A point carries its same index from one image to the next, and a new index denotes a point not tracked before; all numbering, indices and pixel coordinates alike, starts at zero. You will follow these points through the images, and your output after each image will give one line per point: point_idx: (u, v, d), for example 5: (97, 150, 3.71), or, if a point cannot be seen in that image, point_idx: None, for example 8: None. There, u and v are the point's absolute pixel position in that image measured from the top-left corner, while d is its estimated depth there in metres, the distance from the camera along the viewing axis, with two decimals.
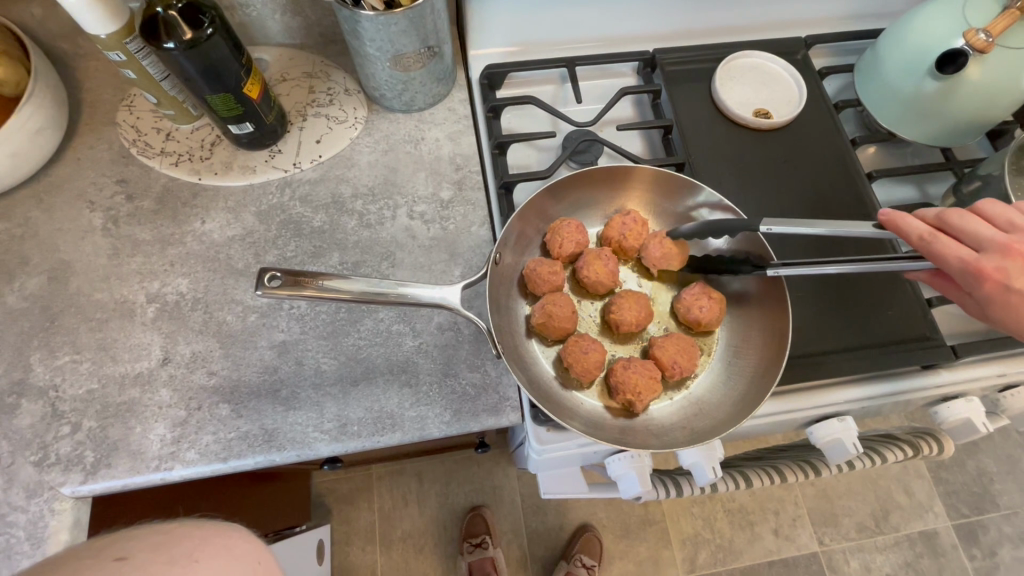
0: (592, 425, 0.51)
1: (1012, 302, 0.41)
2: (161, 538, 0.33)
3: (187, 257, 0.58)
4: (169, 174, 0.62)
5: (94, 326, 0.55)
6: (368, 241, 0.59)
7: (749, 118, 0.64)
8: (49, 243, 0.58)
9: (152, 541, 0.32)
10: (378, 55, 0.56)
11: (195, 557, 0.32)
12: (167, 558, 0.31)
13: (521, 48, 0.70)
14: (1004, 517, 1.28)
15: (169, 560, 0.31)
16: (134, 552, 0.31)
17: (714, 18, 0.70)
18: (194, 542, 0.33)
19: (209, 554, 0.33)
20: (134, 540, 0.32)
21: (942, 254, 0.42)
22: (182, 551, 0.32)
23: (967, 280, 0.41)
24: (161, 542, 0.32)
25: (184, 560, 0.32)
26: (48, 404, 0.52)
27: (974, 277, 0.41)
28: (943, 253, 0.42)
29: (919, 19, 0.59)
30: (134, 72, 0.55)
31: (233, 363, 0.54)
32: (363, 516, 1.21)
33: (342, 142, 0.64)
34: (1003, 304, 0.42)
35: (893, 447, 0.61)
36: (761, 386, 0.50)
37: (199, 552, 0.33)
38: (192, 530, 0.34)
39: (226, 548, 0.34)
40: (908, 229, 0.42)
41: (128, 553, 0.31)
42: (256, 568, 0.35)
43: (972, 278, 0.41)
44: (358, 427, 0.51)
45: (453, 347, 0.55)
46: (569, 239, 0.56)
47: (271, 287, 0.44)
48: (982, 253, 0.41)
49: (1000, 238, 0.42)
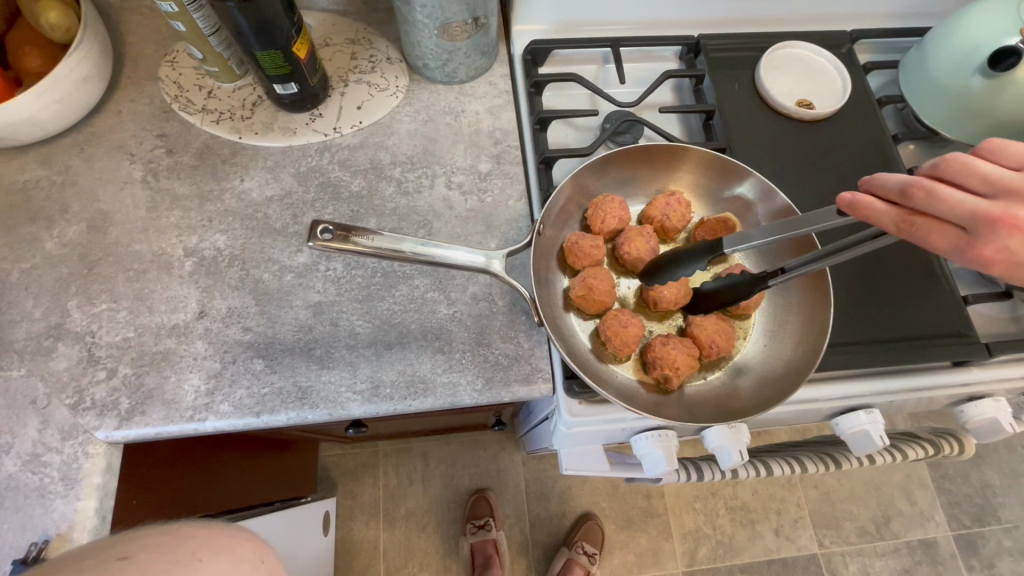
0: (628, 396, 0.51)
1: (972, 242, 0.31)
2: (165, 538, 0.35)
3: (225, 214, 0.59)
4: (209, 131, 0.62)
5: (131, 276, 0.55)
6: (405, 208, 0.60)
7: (792, 107, 0.64)
8: (89, 192, 0.59)
9: (157, 540, 0.34)
10: (427, 22, 0.56)
11: (198, 556, 0.34)
12: (171, 557, 0.33)
13: (565, 25, 0.69)
14: (1005, 530, 1.29)
15: (172, 558, 0.33)
16: (136, 552, 0.33)
17: (760, 8, 0.70)
18: (197, 540, 0.35)
19: (211, 553, 0.35)
20: (141, 540, 0.34)
21: (880, 214, 0.34)
22: (186, 549, 0.34)
23: (970, 235, 0.31)
24: (165, 541, 0.34)
25: (188, 558, 0.34)
26: (84, 349, 0.52)
27: (918, 224, 0.33)
28: (880, 215, 0.34)
29: (976, 15, 0.59)
30: (183, 25, 0.55)
31: (269, 321, 0.54)
32: (368, 492, 1.22)
33: (383, 109, 0.63)
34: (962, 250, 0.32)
35: (915, 445, 0.62)
36: (799, 369, 0.51)
37: (202, 551, 0.35)
38: (196, 530, 0.36)
39: (230, 548, 0.36)
40: (871, 200, 0.34)
41: (131, 553, 0.33)
42: (261, 565, 0.38)
43: (974, 222, 0.31)
44: (390, 390, 0.52)
45: (487, 317, 0.55)
46: (611, 215, 0.56)
47: (322, 240, 0.44)
48: (972, 227, 0.31)
49: (984, 207, 0.31)
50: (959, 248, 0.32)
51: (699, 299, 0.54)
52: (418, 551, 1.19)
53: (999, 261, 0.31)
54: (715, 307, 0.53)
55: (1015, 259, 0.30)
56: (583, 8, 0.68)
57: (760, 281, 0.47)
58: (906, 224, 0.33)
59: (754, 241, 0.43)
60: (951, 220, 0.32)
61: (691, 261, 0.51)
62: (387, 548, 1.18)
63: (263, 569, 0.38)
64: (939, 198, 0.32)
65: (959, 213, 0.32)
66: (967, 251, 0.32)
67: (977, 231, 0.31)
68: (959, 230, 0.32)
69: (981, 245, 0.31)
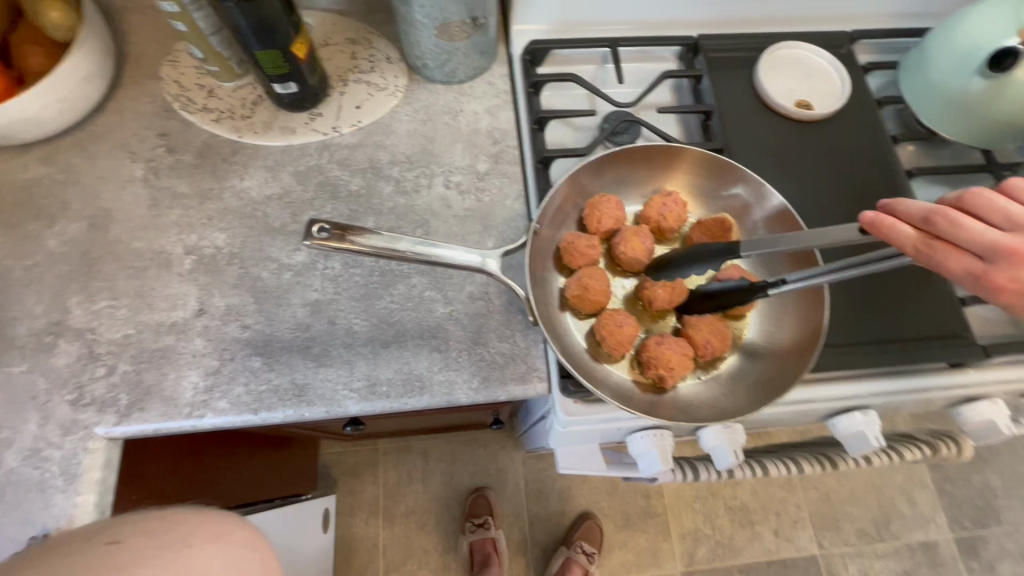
0: (623, 396, 0.52)
1: (988, 271, 0.34)
2: (157, 523, 0.35)
3: (225, 212, 0.59)
4: (209, 130, 0.62)
5: (131, 273, 0.56)
6: (403, 207, 0.60)
7: (791, 108, 0.64)
8: (90, 190, 0.59)
9: (148, 526, 0.35)
10: (426, 22, 0.56)
11: (190, 541, 0.34)
12: (161, 541, 0.34)
13: (564, 26, 0.70)
14: (1006, 533, 1.28)
15: (163, 542, 0.34)
16: (125, 538, 0.33)
17: (759, 8, 0.70)
18: (190, 526, 0.36)
19: (203, 539, 0.35)
20: (133, 525, 0.35)
21: (901, 236, 0.36)
22: (178, 534, 0.35)
23: (986, 264, 0.34)
24: (157, 527, 0.35)
25: (179, 543, 0.34)
26: (85, 345, 0.53)
27: (936, 249, 0.35)
28: (902, 236, 0.36)
29: (972, 18, 0.59)
30: (184, 25, 0.55)
31: (268, 318, 0.55)
32: (368, 490, 1.22)
33: (382, 109, 0.64)
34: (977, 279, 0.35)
35: (912, 446, 0.62)
36: (793, 370, 0.51)
37: (194, 537, 0.35)
38: (188, 516, 0.37)
39: (223, 534, 0.36)
40: (896, 223, 0.36)
41: (122, 538, 0.33)
42: (257, 552, 0.38)
43: (991, 253, 0.34)
44: (387, 388, 0.52)
45: (483, 317, 0.55)
46: (608, 215, 0.56)
47: (318, 238, 0.45)
48: (988, 258, 0.34)
49: (1001, 240, 0.34)
50: (974, 275, 0.34)
51: (693, 301, 0.54)
52: (417, 549, 1.19)
53: (1009, 290, 0.34)
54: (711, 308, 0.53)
55: (1023, 289, 0.34)
56: (583, 9, 0.68)
57: (757, 290, 0.48)
58: (925, 247, 0.35)
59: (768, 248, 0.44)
60: (970, 249, 0.35)
61: (691, 261, 0.51)
62: (386, 546, 1.18)
63: (259, 557, 0.37)
64: (959, 227, 0.35)
65: (978, 243, 0.34)
66: (981, 279, 0.34)
67: (992, 261, 0.34)
68: (975, 258, 0.34)
69: (996, 273, 0.34)
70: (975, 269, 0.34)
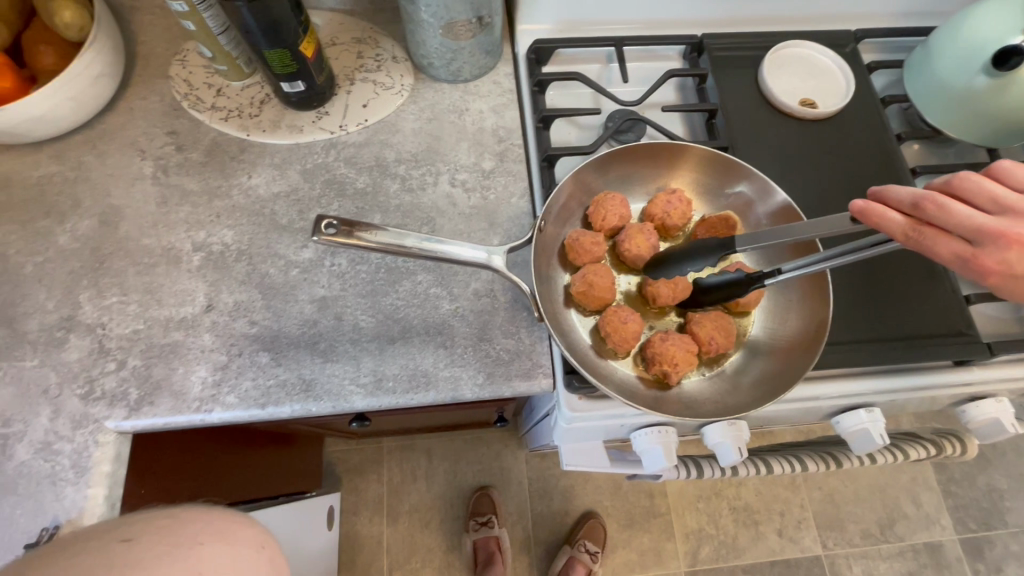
0: (628, 392, 0.52)
1: (976, 254, 0.34)
2: (165, 522, 0.35)
3: (233, 209, 0.60)
4: (217, 129, 0.63)
5: (141, 269, 0.57)
6: (409, 205, 0.60)
7: (795, 106, 0.64)
8: (100, 187, 0.60)
9: (156, 524, 0.35)
10: (432, 21, 0.57)
11: (200, 539, 0.35)
12: (171, 540, 0.34)
13: (569, 25, 0.70)
14: (1012, 534, 1.27)
15: (173, 541, 0.34)
16: (136, 536, 0.33)
17: (764, 8, 0.70)
18: (199, 524, 0.36)
19: (212, 537, 0.35)
20: (143, 523, 0.35)
21: (889, 222, 0.36)
22: (188, 532, 0.35)
23: (973, 247, 0.34)
24: (167, 525, 0.35)
25: (189, 541, 0.34)
26: (95, 340, 0.53)
27: (924, 234, 0.36)
28: (889, 221, 0.36)
29: (978, 16, 0.59)
30: (193, 24, 0.56)
31: (275, 314, 0.55)
32: (372, 487, 1.23)
33: (389, 107, 0.64)
34: (965, 261, 0.35)
35: (916, 445, 0.62)
36: (797, 365, 0.51)
37: (203, 535, 0.35)
38: (196, 515, 0.37)
39: (231, 533, 0.36)
40: (883, 209, 0.36)
41: (132, 536, 0.33)
42: (263, 550, 0.38)
43: (979, 236, 0.34)
44: (393, 383, 0.52)
45: (489, 313, 0.55)
46: (612, 212, 0.57)
47: (327, 235, 0.44)
48: (976, 240, 0.34)
49: (991, 223, 0.34)
50: (961, 258, 0.35)
51: (696, 297, 0.54)
52: (421, 547, 1.20)
53: (998, 272, 0.34)
54: (711, 301, 0.53)
55: (1012, 272, 0.34)
56: (588, 8, 0.68)
57: (759, 280, 0.49)
58: (914, 232, 0.36)
59: (764, 241, 0.45)
60: (957, 232, 0.35)
61: (693, 256, 0.52)
62: (390, 544, 1.19)
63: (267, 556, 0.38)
64: (946, 212, 0.35)
65: (966, 226, 0.34)
66: (969, 262, 0.35)
67: (981, 244, 0.34)
68: (963, 241, 0.35)
69: (983, 256, 0.34)
70: (963, 252, 0.35)
